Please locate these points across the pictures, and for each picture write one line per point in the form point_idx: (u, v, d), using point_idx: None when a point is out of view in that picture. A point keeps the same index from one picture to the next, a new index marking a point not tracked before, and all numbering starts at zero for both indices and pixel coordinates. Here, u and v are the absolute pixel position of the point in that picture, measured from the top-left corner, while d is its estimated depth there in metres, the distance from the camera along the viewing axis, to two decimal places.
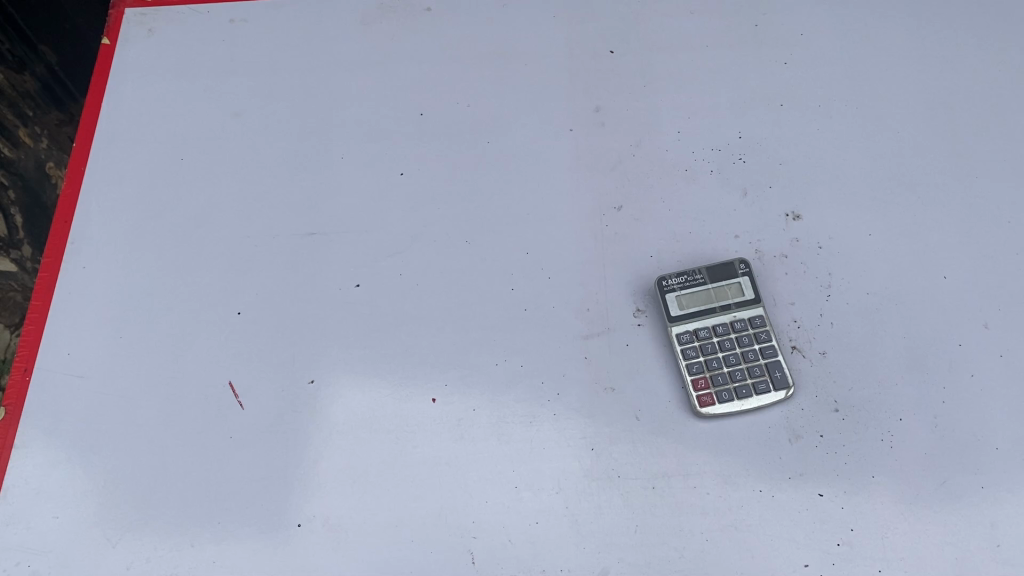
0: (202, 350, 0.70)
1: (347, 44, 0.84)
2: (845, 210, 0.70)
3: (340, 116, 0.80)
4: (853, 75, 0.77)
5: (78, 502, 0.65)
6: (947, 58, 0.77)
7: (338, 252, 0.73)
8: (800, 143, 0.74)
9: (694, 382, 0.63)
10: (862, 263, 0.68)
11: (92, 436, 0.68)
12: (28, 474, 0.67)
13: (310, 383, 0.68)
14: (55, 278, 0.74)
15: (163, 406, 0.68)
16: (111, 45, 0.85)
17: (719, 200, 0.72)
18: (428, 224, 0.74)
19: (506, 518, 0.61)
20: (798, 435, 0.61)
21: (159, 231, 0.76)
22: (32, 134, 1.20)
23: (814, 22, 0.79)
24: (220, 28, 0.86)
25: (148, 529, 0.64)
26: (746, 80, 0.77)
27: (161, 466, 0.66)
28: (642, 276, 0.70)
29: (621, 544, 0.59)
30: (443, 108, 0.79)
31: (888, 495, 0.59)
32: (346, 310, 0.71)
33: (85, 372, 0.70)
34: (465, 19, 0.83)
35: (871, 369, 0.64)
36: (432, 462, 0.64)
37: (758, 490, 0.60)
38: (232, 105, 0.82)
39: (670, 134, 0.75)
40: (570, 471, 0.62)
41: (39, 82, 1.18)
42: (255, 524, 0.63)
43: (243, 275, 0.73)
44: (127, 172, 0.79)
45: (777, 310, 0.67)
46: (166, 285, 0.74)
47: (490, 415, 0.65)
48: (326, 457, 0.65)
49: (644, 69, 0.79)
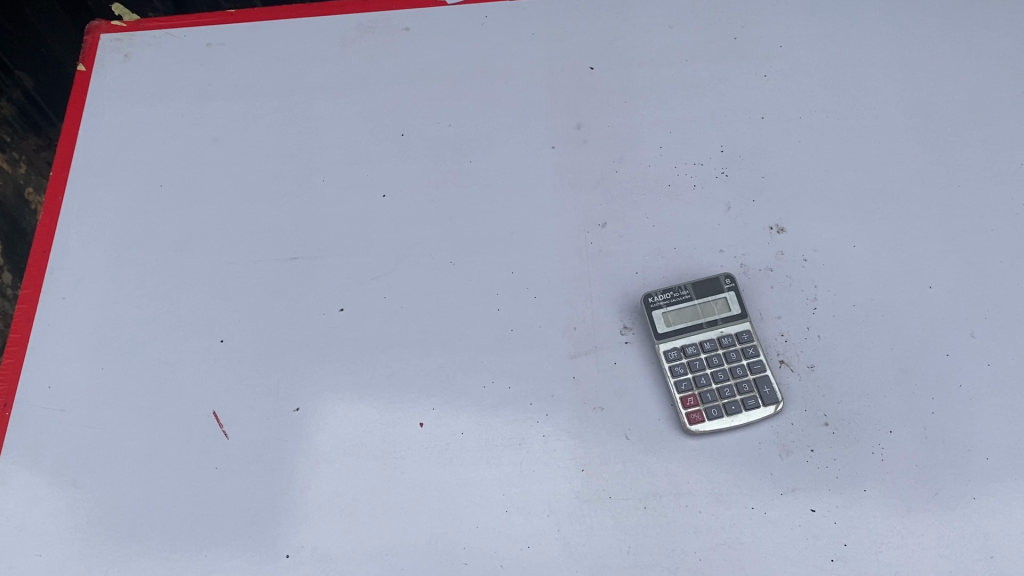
0: (186, 379, 0.68)
1: (326, 65, 0.82)
2: (828, 222, 0.71)
3: (320, 136, 0.79)
4: (833, 86, 0.78)
5: (62, 538, 0.63)
6: (924, 68, 0.79)
7: (322, 276, 0.72)
8: (782, 155, 0.75)
9: (682, 399, 0.63)
10: (847, 274, 0.69)
11: (75, 471, 0.65)
12: (9, 512, 0.64)
13: (296, 410, 0.66)
14: (34, 309, 0.72)
15: (148, 437, 0.66)
16: (88, 72, 0.83)
17: (703, 215, 0.72)
18: (412, 245, 0.72)
19: (497, 542, 0.61)
20: (789, 450, 0.62)
21: (139, 260, 0.74)
22: (12, 160, 1.23)
23: (792, 37, 0.81)
24: (197, 52, 0.84)
25: (135, 564, 0.62)
26: (726, 95, 0.78)
27: (146, 500, 0.64)
28: (628, 293, 0.69)
29: (615, 566, 0.59)
30: (425, 126, 0.78)
31: (881, 508, 0.60)
32: (330, 336, 0.69)
33: (66, 404, 0.68)
34: (447, 37, 0.83)
35: (860, 382, 0.65)
36: (421, 487, 0.63)
37: (751, 507, 0.61)
38: (212, 129, 0.80)
39: (653, 149, 0.75)
40: (561, 493, 0.62)
41: (16, 107, 1.21)
42: (243, 556, 0.62)
43: (225, 301, 0.71)
44: (104, 199, 0.77)
45: (764, 323, 0.67)
46: (146, 314, 0.71)
47: (479, 438, 0.64)
48: (313, 485, 0.63)
49: (627, 84, 0.79)
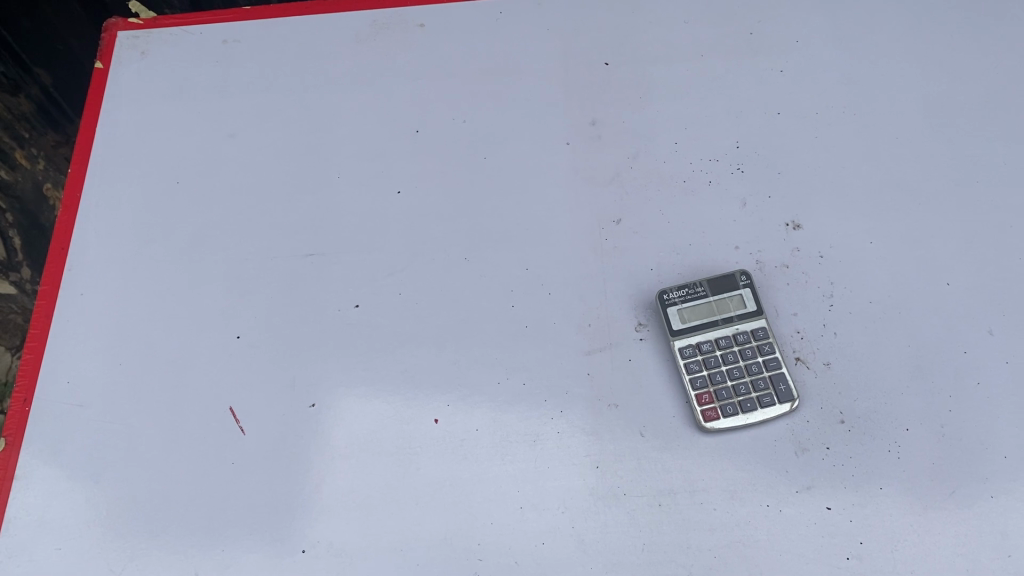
0: (202, 374, 0.69)
1: (340, 61, 0.83)
2: (844, 219, 0.71)
3: (335, 133, 0.79)
4: (849, 81, 0.77)
5: (81, 532, 0.64)
6: (942, 62, 0.78)
7: (336, 272, 0.72)
8: (798, 151, 0.74)
9: (698, 397, 0.63)
10: (863, 271, 0.68)
11: (94, 465, 0.66)
12: (29, 505, 0.65)
13: (311, 406, 0.67)
14: (53, 305, 0.73)
15: (165, 432, 0.67)
16: (105, 69, 0.84)
17: (718, 211, 0.72)
18: (427, 241, 0.73)
19: (511, 538, 0.61)
20: (804, 448, 0.62)
21: (156, 256, 0.75)
22: (30, 156, 1.25)
23: (808, 31, 0.80)
24: (214, 49, 0.85)
25: (153, 558, 0.63)
26: (742, 91, 0.77)
27: (163, 494, 0.65)
28: (642, 289, 0.69)
29: (629, 562, 0.60)
30: (439, 122, 0.78)
31: (897, 507, 0.60)
32: (345, 332, 0.69)
33: (84, 400, 0.69)
34: (461, 33, 0.83)
35: (877, 379, 0.64)
36: (435, 483, 0.63)
37: (766, 504, 0.61)
38: (228, 126, 0.80)
39: (667, 145, 0.75)
40: (575, 490, 0.62)
41: (35, 104, 1.22)
42: (260, 550, 0.62)
43: (242, 297, 0.72)
44: (122, 196, 0.78)
45: (779, 320, 0.67)
46: (163, 310, 0.72)
47: (493, 435, 0.64)
48: (328, 480, 0.64)
49: (641, 79, 0.79)
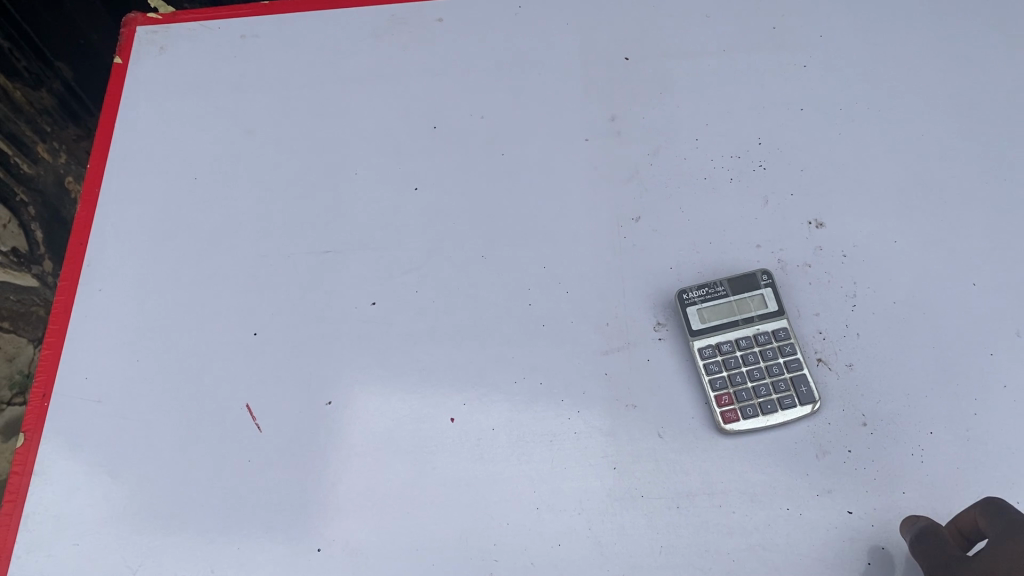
0: (219, 371, 0.69)
1: (358, 57, 0.82)
2: (869, 218, 0.69)
3: (351, 129, 0.78)
4: (875, 76, 0.76)
5: (100, 528, 0.64)
6: (970, 57, 0.76)
7: (352, 269, 0.72)
8: (822, 148, 0.73)
9: (717, 398, 0.62)
10: (888, 271, 0.67)
11: (112, 460, 0.67)
12: (48, 500, 0.66)
13: (328, 404, 0.67)
14: (72, 301, 0.73)
15: (182, 428, 0.67)
16: (124, 64, 0.84)
17: (739, 209, 0.70)
18: (443, 239, 0.72)
19: (527, 540, 0.61)
20: (826, 450, 0.61)
21: (173, 252, 0.75)
22: (52, 149, 1.25)
23: (833, 25, 0.78)
24: (232, 44, 0.84)
25: (169, 554, 0.63)
26: (764, 86, 0.76)
27: (180, 491, 0.65)
28: (661, 288, 0.68)
29: (646, 565, 0.59)
30: (456, 118, 0.78)
31: (921, 512, 0.59)
32: (361, 329, 0.69)
33: (103, 395, 0.69)
34: (479, 27, 0.82)
35: (901, 382, 0.63)
36: (451, 482, 0.63)
37: (786, 508, 0.60)
38: (245, 122, 0.80)
39: (688, 141, 0.74)
40: (592, 491, 0.61)
41: (55, 98, 1.22)
42: (276, 547, 0.62)
43: (258, 294, 0.72)
44: (141, 192, 0.78)
45: (801, 320, 0.66)
46: (180, 307, 0.72)
47: (510, 434, 0.64)
48: (344, 479, 0.64)
49: (661, 74, 0.77)
